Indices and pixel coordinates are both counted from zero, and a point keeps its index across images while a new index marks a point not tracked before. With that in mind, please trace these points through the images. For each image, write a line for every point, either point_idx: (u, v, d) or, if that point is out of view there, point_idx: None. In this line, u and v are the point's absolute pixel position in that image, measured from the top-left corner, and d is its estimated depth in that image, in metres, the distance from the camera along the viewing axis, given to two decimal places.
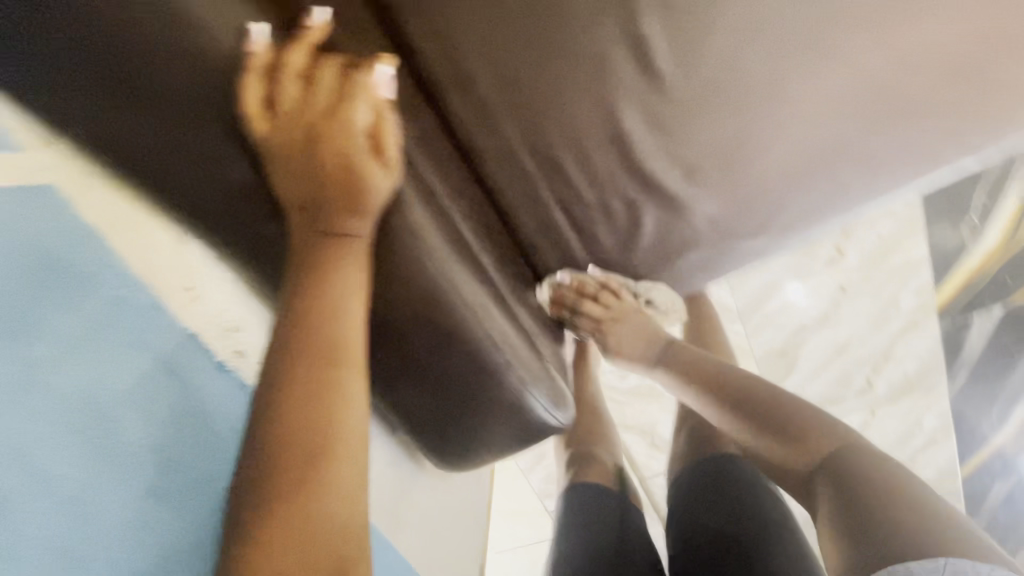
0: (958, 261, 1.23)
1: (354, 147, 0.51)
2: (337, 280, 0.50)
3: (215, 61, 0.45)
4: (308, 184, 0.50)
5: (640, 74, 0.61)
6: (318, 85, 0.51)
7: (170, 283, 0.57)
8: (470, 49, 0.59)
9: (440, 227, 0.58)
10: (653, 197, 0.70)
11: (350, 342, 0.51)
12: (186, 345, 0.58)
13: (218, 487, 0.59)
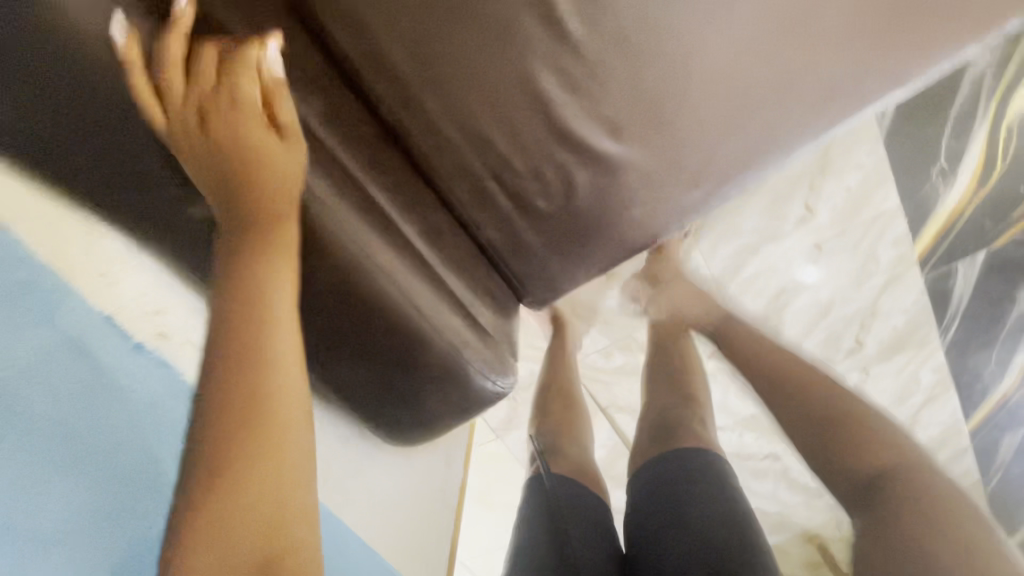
0: (930, 211, 1.21)
1: (249, 126, 0.53)
2: (262, 270, 0.52)
3: (90, 48, 0.44)
4: (214, 170, 0.52)
5: (549, 31, 0.61)
6: (201, 73, 0.52)
7: (86, 270, 0.45)
8: (377, 20, 0.60)
9: (354, 201, 0.60)
10: (582, 158, 0.70)
11: (278, 336, 0.50)
12: (90, 328, 0.45)
13: (160, 502, 0.47)
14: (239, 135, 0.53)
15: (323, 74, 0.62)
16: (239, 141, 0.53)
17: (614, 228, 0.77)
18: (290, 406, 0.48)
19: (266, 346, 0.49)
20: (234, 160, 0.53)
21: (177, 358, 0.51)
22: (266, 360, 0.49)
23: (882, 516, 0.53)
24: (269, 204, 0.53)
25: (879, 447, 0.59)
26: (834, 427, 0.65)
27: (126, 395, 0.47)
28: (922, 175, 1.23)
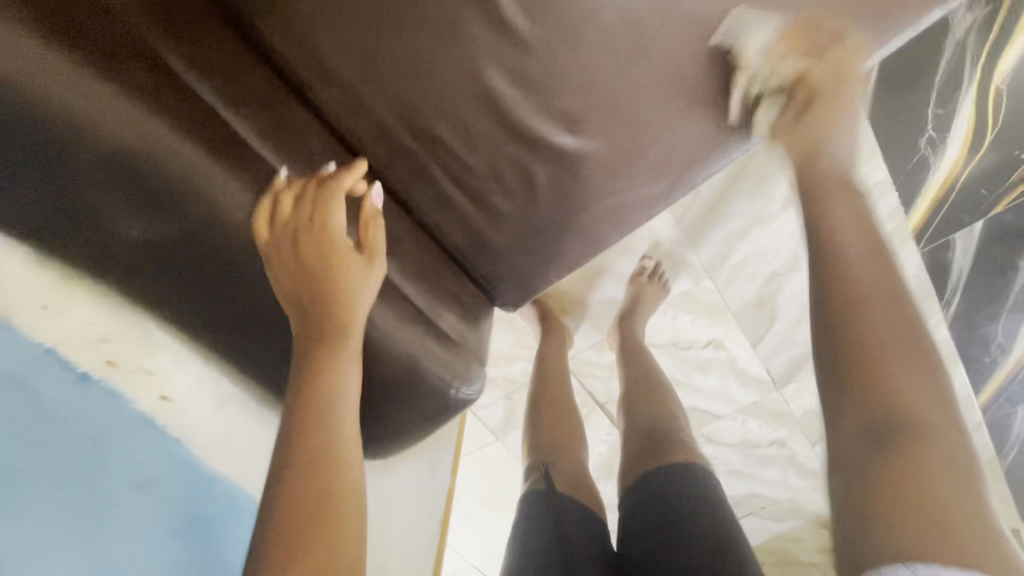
0: (922, 183, 1.17)
1: (339, 250, 0.57)
2: (329, 379, 0.52)
3: (166, 162, 0.49)
4: (304, 289, 0.56)
5: (494, 29, 0.59)
6: (302, 202, 0.58)
7: (79, 346, 0.47)
8: (315, 24, 0.58)
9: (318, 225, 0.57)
10: (542, 157, 0.68)
11: (343, 445, 0.50)
12: (77, 390, 0.45)
13: (218, 509, 0.53)
14: (329, 250, 0.57)
15: (264, 81, 0.60)
16: (332, 264, 0.56)
17: (582, 225, 0.75)
18: (352, 502, 0.47)
19: (343, 454, 0.49)
20: (320, 273, 0.56)
21: (129, 386, 0.49)
22: (335, 472, 0.48)
23: (877, 464, 0.38)
24: (348, 324, 0.55)
25: (915, 402, 0.39)
26: (877, 379, 0.40)
27: (80, 421, 0.44)
28: (910, 146, 1.14)
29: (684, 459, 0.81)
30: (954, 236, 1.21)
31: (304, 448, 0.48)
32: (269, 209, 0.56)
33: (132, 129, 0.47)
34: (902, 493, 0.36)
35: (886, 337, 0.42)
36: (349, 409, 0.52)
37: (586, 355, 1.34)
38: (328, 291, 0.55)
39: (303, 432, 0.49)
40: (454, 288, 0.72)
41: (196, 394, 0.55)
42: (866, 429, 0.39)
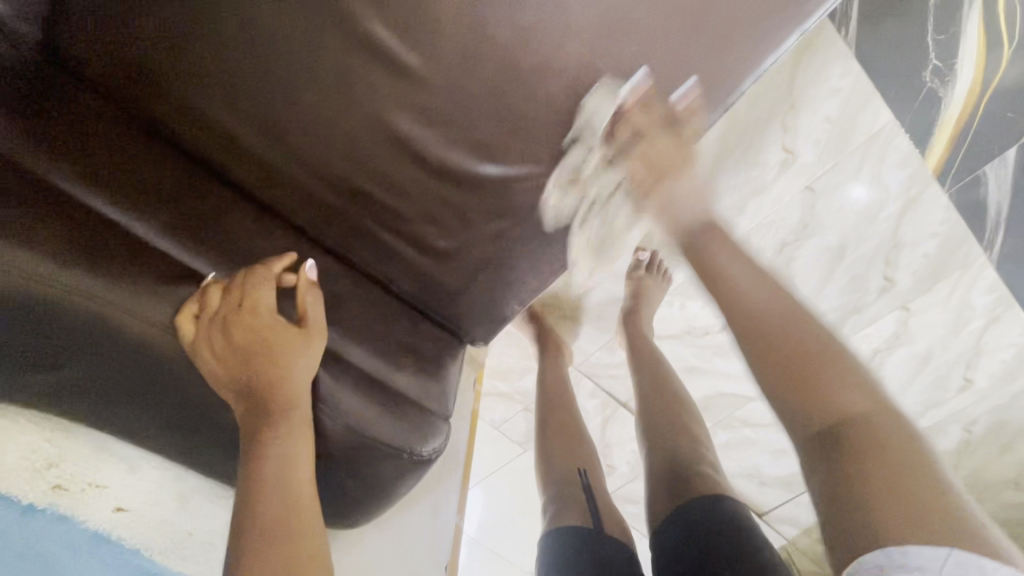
0: (935, 122, 1.05)
1: (266, 328, 0.51)
2: (282, 477, 0.46)
3: (61, 292, 0.45)
4: (237, 374, 0.50)
5: (388, 72, 0.57)
6: (229, 286, 0.53)
7: (28, 483, 0.48)
8: (208, 102, 0.56)
9: (230, 302, 0.51)
10: (468, 189, 0.65)
11: (313, 542, 0.44)
12: (40, 529, 0.47)
13: None
14: (266, 336, 0.51)
15: (173, 170, 0.58)
16: (271, 348, 0.50)
17: (534, 248, 0.71)
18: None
19: (302, 526, 0.45)
20: (260, 363, 0.50)
21: (78, 508, 0.50)
22: (292, 544, 0.43)
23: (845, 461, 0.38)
24: (292, 400, 0.50)
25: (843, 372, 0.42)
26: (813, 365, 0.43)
27: (29, 556, 0.45)
28: (912, 81, 1.03)
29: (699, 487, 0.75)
30: (985, 169, 1.08)
31: (259, 532, 0.43)
32: (195, 308, 0.52)
33: (21, 264, 0.44)
34: (891, 492, 0.36)
35: (777, 316, 0.46)
36: (308, 483, 0.48)
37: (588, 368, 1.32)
38: (268, 377, 0.50)
39: (257, 506, 0.44)
40: (411, 337, 0.70)
41: (153, 500, 0.55)
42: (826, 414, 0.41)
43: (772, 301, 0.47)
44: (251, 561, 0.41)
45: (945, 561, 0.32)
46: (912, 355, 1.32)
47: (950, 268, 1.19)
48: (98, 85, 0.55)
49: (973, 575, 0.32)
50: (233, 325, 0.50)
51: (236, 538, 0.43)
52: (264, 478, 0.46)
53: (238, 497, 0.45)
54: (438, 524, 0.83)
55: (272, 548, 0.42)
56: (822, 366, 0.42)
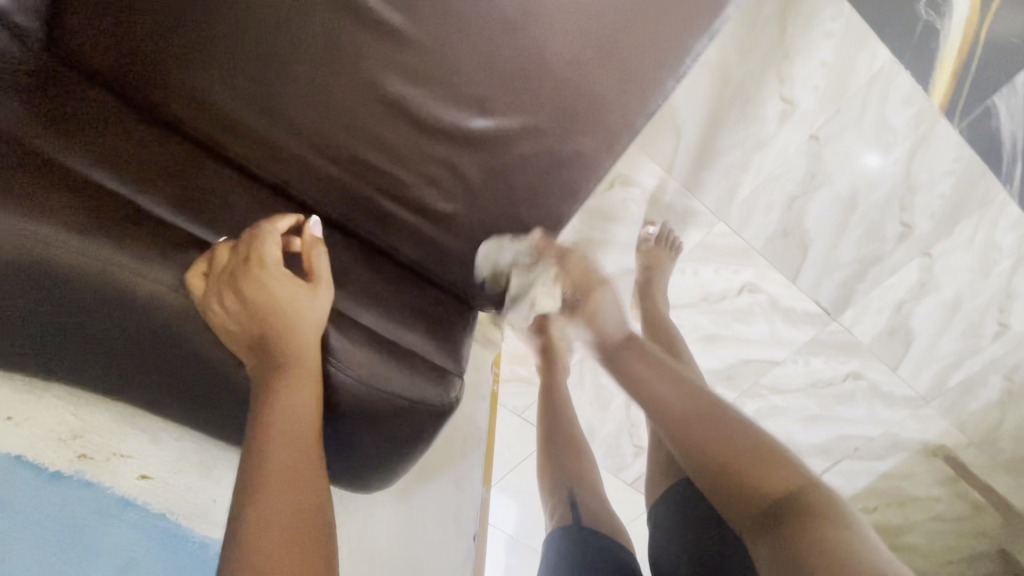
0: (938, 55, 1.02)
1: (273, 279, 0.50)
2: (290, 429, 0.46)
3: (74, 258, 0.47)
4: (247, 328, 0.50)
5: (373, 31, 0.58)
6: (236, 243, 0.53)
7: (52, 452, 0.50)
8: (204, 80, 0.58)
9: (236, 258, 0.51)
10: (461, 146, 0.65)
11: (317, 494, 0.44)
12: (65, 493, 0.49)
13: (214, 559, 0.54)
14: (272, 289, 0.50)
15: (174, 151, 0.60)
16: (278, 301, 0.50)
17: (533, 202, 0.71)
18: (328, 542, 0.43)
19: (308, 472, 0.45)
20: (267, 315, 0.49)
21: (103, 476, 0.52)
22: (299, 487, 0.43)
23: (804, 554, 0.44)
24: (302, 350, 0.50)
25: (776, 470, 0.52)
26: (740, 474, 0.52)
27: (57, 519, 0.47)
28: (909, 16, 1.00)
29: None
30: (992, 100, 1.07)
31: (265, 474, 0.43)
32: (205, 266, 0.52)
33: (33, 230, 0.46)
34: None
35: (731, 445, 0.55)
36: (317, 431, 0.48)
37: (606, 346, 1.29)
38: (275, 329, 0.49)
39: (264, 449, 0.44)
40: (416, 302, 0.70)
41: (175, 468, 0.56)
42: (762, 501, 0.51)
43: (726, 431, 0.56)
44: (258, 499, 0.41)
45: None
46: (939, 304, 1.29)
47: (971, 206, 1.17)
48: (95, 73, 0.57)
49: None
50: (241, 278, 0.50)
51: (243, 480, 0.43)
52: (273, 422, 0.46)
53: (247, 441, 0.45)
54: (464, 497, 0.83)
55: (278, 489, 0.42)
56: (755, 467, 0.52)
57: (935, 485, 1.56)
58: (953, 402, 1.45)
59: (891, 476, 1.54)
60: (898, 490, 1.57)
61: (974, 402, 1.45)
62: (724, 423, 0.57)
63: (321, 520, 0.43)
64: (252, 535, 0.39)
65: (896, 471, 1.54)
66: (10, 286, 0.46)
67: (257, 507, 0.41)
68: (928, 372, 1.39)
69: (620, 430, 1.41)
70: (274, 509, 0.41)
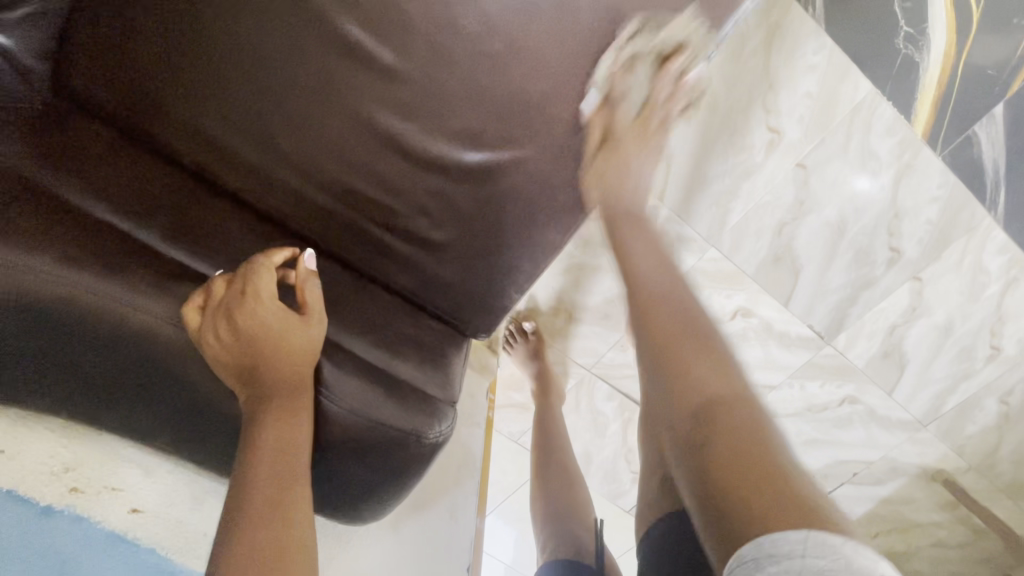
0: (918, 88, 1.06)
1: (268, 313, 0.50)
2: (279, 465, 0.46)
3: (65, 295, 0.47)
4: (240, 362, 0.49)
5: (370, 72, 0.60)
6: (232, 276, 0.52)
7: (44, 485, 0.50)
8: (205, 118, 0.60)
9: (230, 292, 0.50)
10: (454, 178, 0.67)
11: (301, 531, 0.44)
12: (62, 527, 0.49)
13: None
14: (267, 323, 0.49)
15: (175, 185, 0.62)
16: (272, 334, 0.49)
17: (525, 234, 0.71)
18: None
19: (290, 513, 0.44)
20: (261, 350, 0.49)
21: (93, 510, 0.51)
22: (281, 526, 0.43)
23: (722, 464, 0.40)
24: (291, 386, 0.50)
25: (718, 372, 0.48)
26: (686, 369, 0.48)
27: (51, 554, 0.47)
28: (889, 49, 1.03)
29: None
30: (973, 130, 1.11)
31: (248, 515, 0.43)
32: (200, 299, 0.51)
33: (26, 264, 0.46)
34: (763, 494, 0.37)
35: (682, 333, 0.51)
36: (304, 468, 0.48)
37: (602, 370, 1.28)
38: (268, 364, 0.49)
39: (250, 486, 0.44)
40: (409, 331, 0.71)
41: (167, 501, 0.56)
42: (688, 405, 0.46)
43: (677, 322, 0.52)
44: (239, 540, 0.41)
45: (804, 543, 0.33)
46: (931, 328, 1.30)
47: (957, 232, 1.19)
48: (100, 112, 0.59)
49: (827, 554, 0.33)
50: (236, 312, 0.49)
51: (228, 521, 0.43)
52: (261, 461, 0.46)
53: (234, 479, 0.45)
54: (458, 527, 0.82)
55: (257, 530, 0.42)
56: (698, 362, 0.49)
57: (937, 511, 1.54)
58: (949, 426, 1.44)
59: (892, 501, 1.53)
60: (900, 516, 1.55)
61: (971, 425, 1.45)
62: (684, 315, 0.53)
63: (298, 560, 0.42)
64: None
65: (896, 497, 1.53)
66: (11, 319, 0.46)
67: (239, 549, 0.41)
68: (922, 395, 1.39)
69: (616, 455, 1.40)
70: (257, 548, 0.41)
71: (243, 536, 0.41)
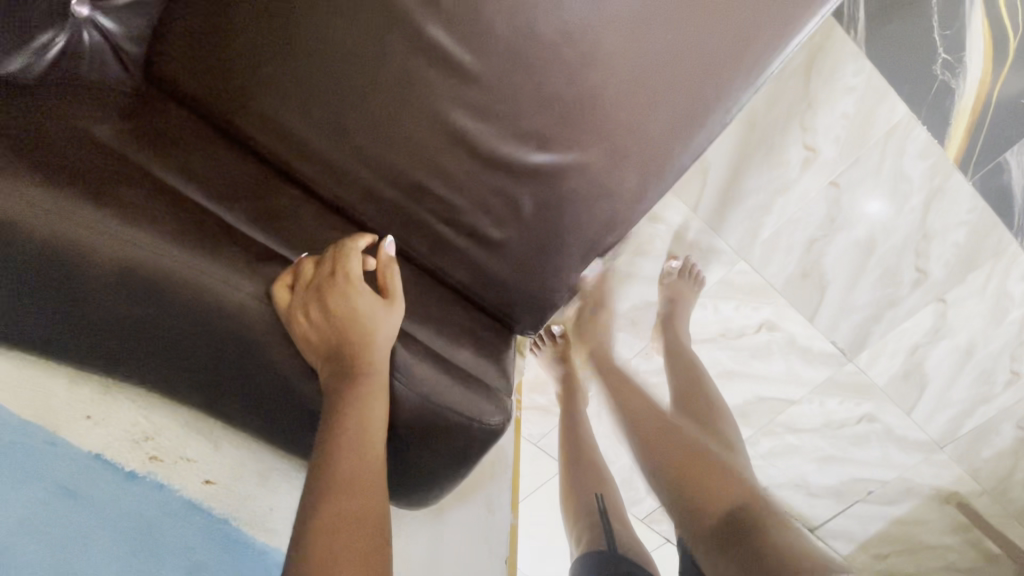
0: (954, 110, 1.09)
1: (355, 291, 0.54)
2: (360, 439, 0.48)
3: (163, 269, 0.49)
4: (326, 337, 0.52)
5: (447, 71, 0.63)
6: (321, 259, 0.57)
7: (127, 453, 0.52)
8: (283, 109, 0.62)
9: (321, 273, 0.55)
10: (517, 177, 0.69)
11: (377, 505, 0.45)
12: (148, 496, 0.51)
13: (277, 557, 0.57)
14: (353, 298, 0.54)
15: (250, 172, 0.64)
16: (359, 312, 0.53)
17: (581, 233, 0.74)
18: (388, 554, 0.43)
19: (371, 484, 0.46)
20: (346, 326, 0.52)
21: (173, 478, 0.54)
22: (363, 496, 0.45)
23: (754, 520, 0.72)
24: (372, 362, 0.53)
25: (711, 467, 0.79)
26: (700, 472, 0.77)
27: (136, 522, 0.50)
28: (927, 74, 1.06)
29: None
30: (1004, 156, 1.13)
31: (333, 484, 0.44)
32: (289, 279, 0.55)
33: (130, 237, 0.48)
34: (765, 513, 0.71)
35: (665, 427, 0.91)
36: (380, 444, 0.49)
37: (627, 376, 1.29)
38: (352, 339, 0.52)
39: (332, 457, 0.46)
40: (463, 324, 0.73)
41: (235, 475, 0.58)
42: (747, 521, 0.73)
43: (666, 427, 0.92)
44: (328, 503, 0.43)
45: None
46: (953, 350, 1.32)
47: (984, 255, 1.21)
48: (184, 99, 0.61)
49: None
50: (327, 290, 0.53)
51: (312, 489, 0.45)
52: (344, 434, 0.48)
53: (316, 451, 0.47)
54: (495, 520, 0.84)
55: (340, 499, 0.44)
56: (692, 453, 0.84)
57: (949, 533, 1.55)
58: (965, 449, 1.46)
59: (904, 522, 1.54)
60: (911, 537, 1.55)
61: (987, 450, 1.46)
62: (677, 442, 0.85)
63: (376, 531, 0.44)
64: (318, 537, 0.41)
65: (910, 518, 1.53)
66: (111, 291, 0.48)
67: (325, 513, 0.43)
68: (941, 417, 1.41)
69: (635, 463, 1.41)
70: (341, 515, 0.43)
71: (326, 504, 0.43)
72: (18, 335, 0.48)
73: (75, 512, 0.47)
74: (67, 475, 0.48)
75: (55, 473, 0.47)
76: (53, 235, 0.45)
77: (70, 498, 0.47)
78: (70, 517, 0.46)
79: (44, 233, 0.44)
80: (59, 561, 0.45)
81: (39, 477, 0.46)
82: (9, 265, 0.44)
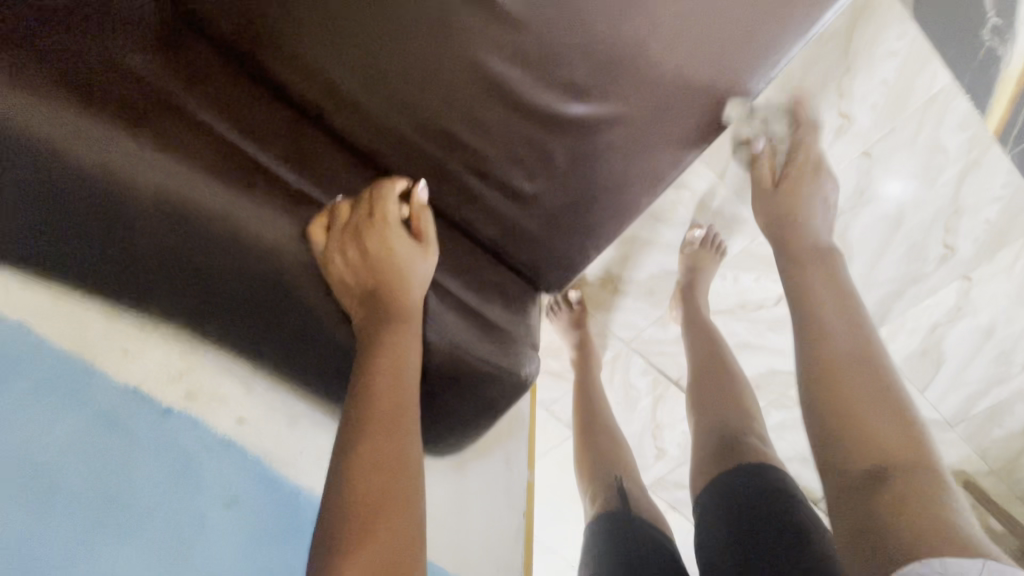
0: (997, 81, 1.06)
1: (392, 232, 0.55)
2: (398, 380, 0.48)
3: (199, 206, 0.48)
4: (365, 275, 0.54)
5: (485, 14, 0.59)
6: (357, 203, 0.56)
7: (162, 389, 0.53)
8: (312, 48, 0.59)
9: (357, 215, 0.55)
10: (551, 129, 0.67)
11: (412, 449, 0.45)
12: (185, 430, 0.53)
13: (306, 496, 0.59)
14: (391, 240, 0.55)
15: (279, 114, 0.62)
16: (395, 254, 0.55)
17: (613, 190, 0.73)
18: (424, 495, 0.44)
19: (406, 423, 0.46)
20: (385, 266, 0.54)
21: (206, 416, 0.55)
22: (401, 436, 0.45)
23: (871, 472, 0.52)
24: (408, 303, 0.54)
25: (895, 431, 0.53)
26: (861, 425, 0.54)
27: (174, 453, 0.51)
28: (972, 40, 1.04)
29: (756, 459, 0.79)
30: None
31: (370, 423, 0.45)
32: (325, 220, 0.55)
33: (170, 171, 0.47)
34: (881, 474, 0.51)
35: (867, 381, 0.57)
36: (415, 386, 0.49)
37: (641, 345, 1.28)
38: (389, 280, 0.54)
39: (370, 399, 0.46)
40: (490, 278, 0.72)
41: (266, 416, 0.59)
42: (871, 471, 0.51)
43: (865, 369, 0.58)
44: (365, 443, 0.44)
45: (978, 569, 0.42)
46: (974, 328, 1.30)
47: (1014, 233, 1.19)
48: (210, 32, 0.58)
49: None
50: (365, 232, 0.54)
51: (348, 430, 0.45)
52: (379, 377, 0.48)
53: (352, 392, 0.47)
54: (513, 476, 0.85)
55: (377, 438, 0.44)
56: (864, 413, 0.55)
57: None
58: (977, 429, 1.46)
59: None
60: None
61: (998, 430, 1.46)
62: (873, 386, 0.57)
63: (412, 472, 0.44)
64: (358, 474, 0.42)
65: None
66: (151, 228, 0.48)
67: (362, 454, 0.43)
68: (955, 396, 1.40)
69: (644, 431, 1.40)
70: (380, 454, 0.43)
71: (364, 447, 0.43)
72: (61, 269, 0.49)
73: (117, 440, 0.48)
74: (109, 406, 0.49)
75: (98, 402, 0.49)
76: (93, 168, 0.44)
77: (112, 428, 0.49)
78: (113, 445, 0.48)
79: (86, 164, 0.44)
80: (102, 485, 0.46)
81: (82, 405, 0.48)
82: (51, 197, 0.44)
